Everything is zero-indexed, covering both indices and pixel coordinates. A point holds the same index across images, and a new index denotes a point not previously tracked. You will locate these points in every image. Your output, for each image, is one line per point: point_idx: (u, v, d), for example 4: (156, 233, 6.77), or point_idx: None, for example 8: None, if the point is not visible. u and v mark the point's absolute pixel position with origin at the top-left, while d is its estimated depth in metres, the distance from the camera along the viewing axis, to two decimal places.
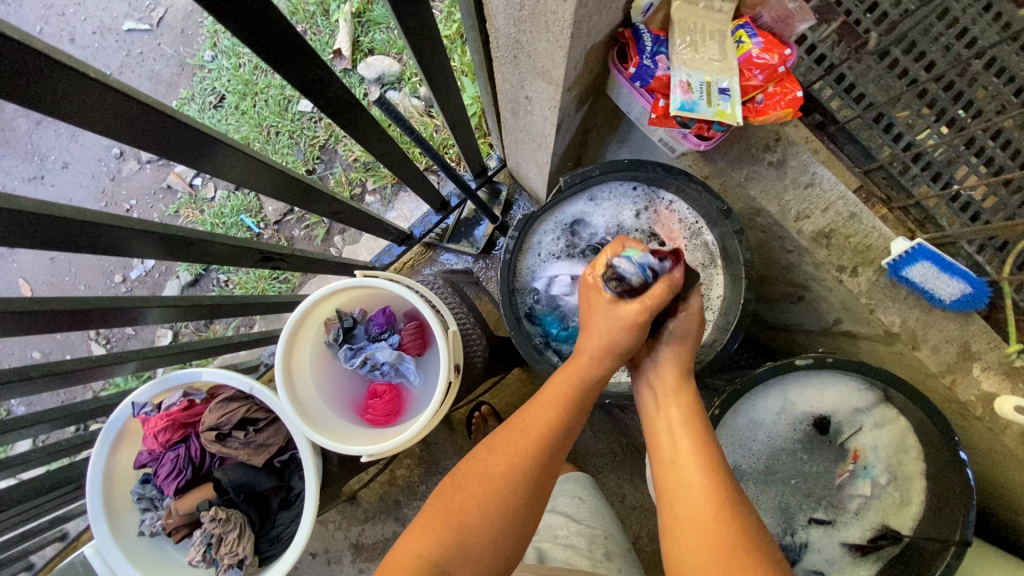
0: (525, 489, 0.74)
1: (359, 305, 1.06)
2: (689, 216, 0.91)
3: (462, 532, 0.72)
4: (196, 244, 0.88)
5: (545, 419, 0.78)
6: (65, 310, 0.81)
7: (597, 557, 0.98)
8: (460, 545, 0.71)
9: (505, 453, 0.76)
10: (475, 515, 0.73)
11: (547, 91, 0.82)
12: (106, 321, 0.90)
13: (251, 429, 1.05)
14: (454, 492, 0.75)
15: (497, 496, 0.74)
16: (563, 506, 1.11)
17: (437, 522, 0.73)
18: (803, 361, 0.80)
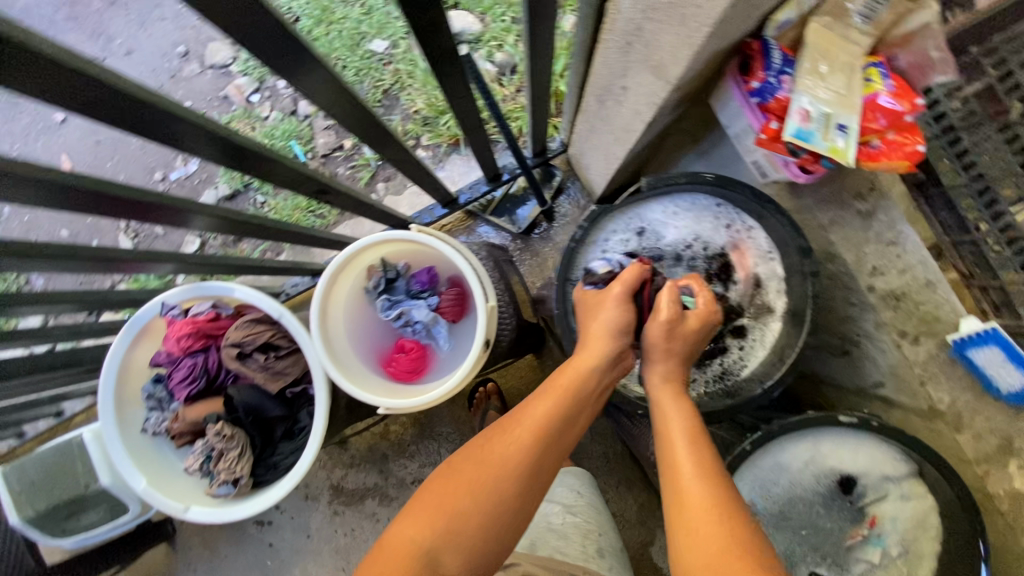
0: (517, 485, 0.72)
1: (406, 258, 1.04)
2: (767, 250, 0.85)
3: (455, 520, 0.70)
4: (260, 160, 0.86)
5: (541, 409, 0.76)
6: (123, 196, 0.79)
7: (588, 553, 1.01)
8: (451, 536, 0.69)
9: (503, 441, 0.75)
10: (469, 505, 0.71)
11: (651, 87, 0.79)
12: (153, 216, 0.88)
13: (273, 354, 1.06)
14: (449, 479, 0.73)
15: (488, 484, 0.72)
16: (560, 496, 1.13)
17: (433, 510, 0.71)
18: (847, 419, 0.79)
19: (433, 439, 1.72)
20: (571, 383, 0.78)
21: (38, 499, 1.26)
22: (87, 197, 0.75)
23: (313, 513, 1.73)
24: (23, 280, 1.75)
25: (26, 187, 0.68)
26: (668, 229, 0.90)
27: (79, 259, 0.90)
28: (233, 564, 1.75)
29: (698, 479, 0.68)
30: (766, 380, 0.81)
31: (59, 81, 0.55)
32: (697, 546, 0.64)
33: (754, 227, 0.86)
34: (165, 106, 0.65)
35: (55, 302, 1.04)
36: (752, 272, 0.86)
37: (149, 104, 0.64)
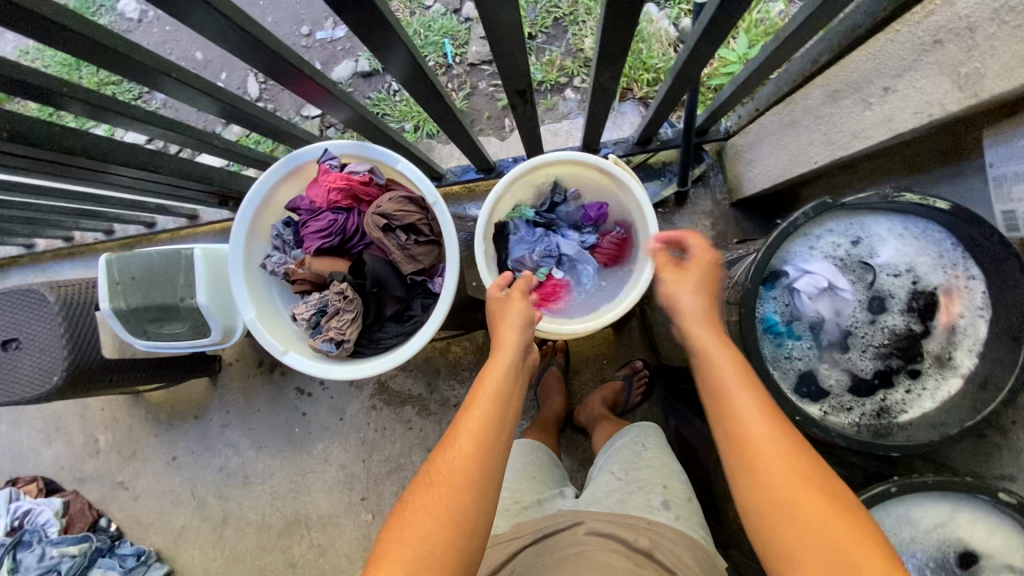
0: (472, 495, 0.70)
1: (576, 187, 1.02)
2: (980, 305, 0.79)
3: (421, 547, 0.67)
4: (500, 29, 0.81)
5: (474, 421, 0.75)
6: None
7: (652, 504, 0.93)
8: (427, 561, 0.66)
9: (449, 454, 0.73)
10: (433, 524, 0.68)
11: (935, 94, 0.74)
12: (367, 31, 0.84)
13: (413, 239, 1.04)
14: (407, 509, 0.70)
15: (447, 502, 0.69)
16: (619, 469, 1.05)
17: (397, 545, 0.67)
18: (1005, 496, 0.74)
19: None
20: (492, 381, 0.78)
21: (133, 294, 1.28)
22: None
23: (352, 400, 1.77)
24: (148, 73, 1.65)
25: None
26: (884, 250, 0.82)
27: (273, 54, 0.86)
28: (264, 419, 1.81)
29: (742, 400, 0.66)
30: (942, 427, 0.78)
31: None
32: (749, 465, 0.63)
33: (977, 275, 0.79)
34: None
35: (203, 93, 0.98)
36: (950, 321, 0.80)
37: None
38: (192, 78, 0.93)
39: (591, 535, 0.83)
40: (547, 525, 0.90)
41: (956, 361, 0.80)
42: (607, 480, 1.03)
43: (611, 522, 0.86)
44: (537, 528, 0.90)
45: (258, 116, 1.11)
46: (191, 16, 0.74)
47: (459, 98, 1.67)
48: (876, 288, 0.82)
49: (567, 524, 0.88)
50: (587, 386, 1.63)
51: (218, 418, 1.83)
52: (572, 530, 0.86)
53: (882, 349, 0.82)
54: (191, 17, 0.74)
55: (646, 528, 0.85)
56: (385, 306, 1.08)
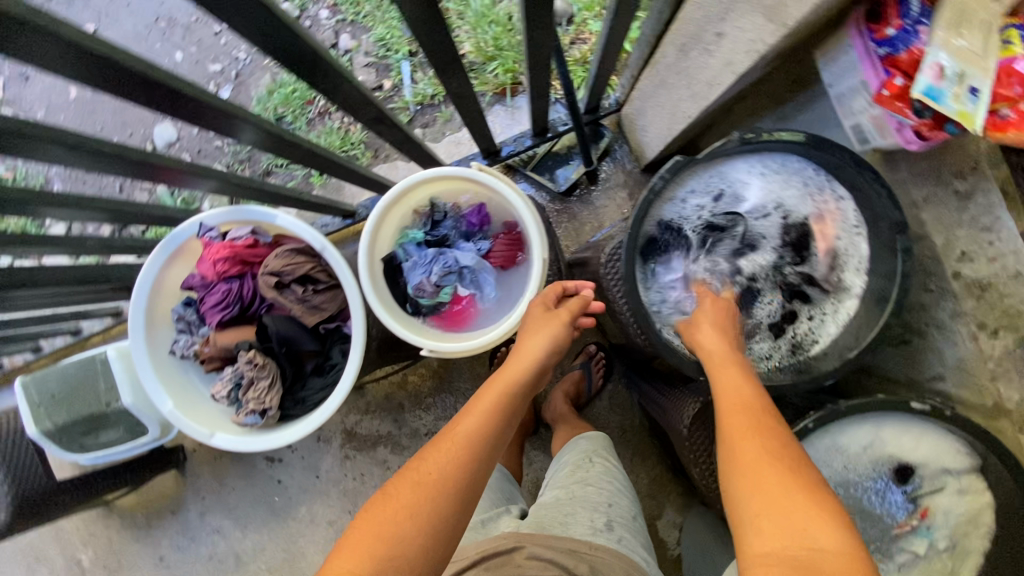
0: (455, 497, 0.65)
1: (455, 196, 1.00)
2: (854, 224, 0.79)
3: (393, 548, 0.60)
4: (329, 75, 0.79)
5: (470, 426, 0.71)
6: (187, 95, 0.73)
7: (596, 526, 0.94)
8: (395, 566, 0.59)
9: (441, 458, 0.67)
10: (410, 528, 0.61)
11: (758, 31, 0.73)
12: (205, 117, 0.81)
13: (311, 288, 1.02)
14: (384, 505, 0.64)
15: (428, 500, 0.64)
16: (565, 485, 1.06)
17: (366, 541, 0.61)
18: (918, 407, 0.72)
19: (451, 393, 1.70)
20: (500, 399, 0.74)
21: (58, 412, 1.23)
22: (143, 89, 0.69)
23: (325, 454, 1.73)
24: (41, 177, 1.64)
25: (67, 57, 0.59)
26: (748, 193, 0.83)
27: (127, 160, 0.83)
28: (242, 496, 1.75)
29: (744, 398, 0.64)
30: (850, 349, 0.77)
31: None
32: (736, 450, 0.59)
33: (842, 193, 0.79)
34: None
35: (80, 204, 0.95)
36: (827, 244, 0.81)
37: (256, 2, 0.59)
38: (66, 198, 0.92)
39: (530, 561, 0.83)
40: (486, 546, 0.88)
41: (843, 280, 0.80)
42: (552, 497, 1.04)
43: (552, 546, 0.86)
44: (476, 549, 0.88)
45: (141, 208, 1.08)
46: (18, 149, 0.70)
47: (353, 131, 1.65)
48: (751, 230, 0.83)
49: (507, 547, 0.87)
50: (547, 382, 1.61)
51: (196, 508, 1.77)
52: (512, 555, 0.85)
53: (772, 287, 0.83)
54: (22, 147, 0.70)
55: (587, 553, 0.87)
56: (303, 362, 1.06)
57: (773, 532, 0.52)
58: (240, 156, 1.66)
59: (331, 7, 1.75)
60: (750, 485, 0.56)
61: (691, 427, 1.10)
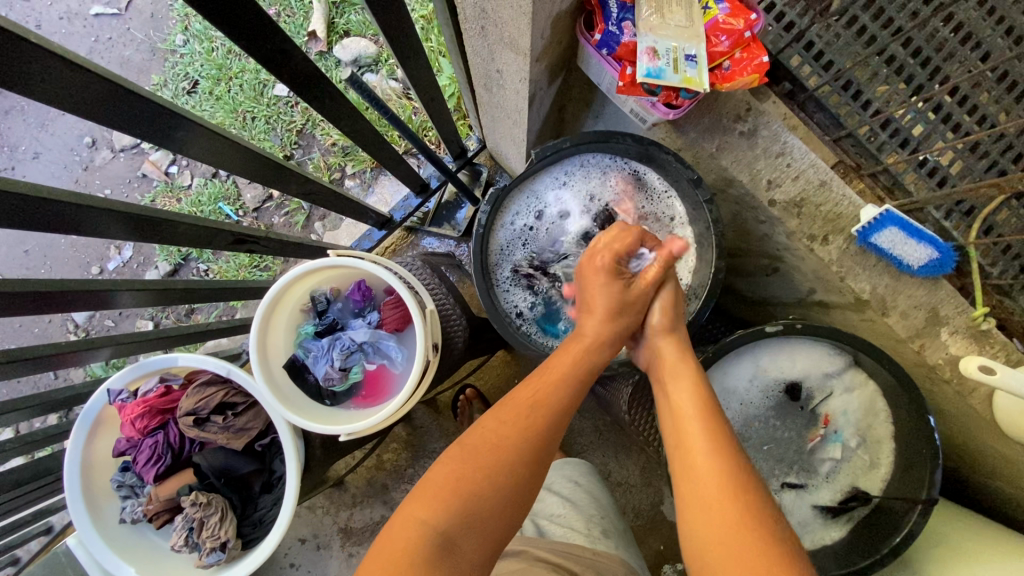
0: (529, 463, 0.70)
1: (331, 283, 1.05)
2: (662, 189, 0.87)
3: (469, 500, 0.66)
4: (160, 224, 0.83)
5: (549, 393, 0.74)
6: (28, 291, 0.77)
7: (593, 534, 0.92)
8: (469, 517, 0.65)
9: (518, 423, 0.71)
10: (485, 486, 0.67)
11: (516, 64, 0.81)
12: (61, 303, 0.84)
13: (231, 413, 1.05)
14: (463, 461, 0.69)
15: (506, 466, 0.68)
16: (558, 487, 1.02)
17: (444, 492, 0.66)
18: (772, 328, 0.78)
19: (429, 457, 1.70)
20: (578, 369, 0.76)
21: None
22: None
23: (328, 561, 1.67)
24: None
25: None
26: (567, 196, 0.89)
27: None
28: None
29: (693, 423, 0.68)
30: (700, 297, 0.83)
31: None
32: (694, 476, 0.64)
33: (640, 168, 0.88)
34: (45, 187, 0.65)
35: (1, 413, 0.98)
36: (646, 214, 0.87)
37: (27, 195, 0.63)
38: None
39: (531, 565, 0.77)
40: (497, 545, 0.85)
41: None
42: (550, 499, 1.00)
43: (559, 550, 0.81)
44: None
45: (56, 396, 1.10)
46: None
47: None
48: (578, 228, 0.90)
49: (513, 550, 0.82)
50: None
51: None
52: (517, 559, 0.79)
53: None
54: None
55: (590, 557, 0.82)
56: (250, 484, 1.09)
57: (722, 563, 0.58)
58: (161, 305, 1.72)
59: None
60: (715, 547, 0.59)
61: (630, 411, 1.16)
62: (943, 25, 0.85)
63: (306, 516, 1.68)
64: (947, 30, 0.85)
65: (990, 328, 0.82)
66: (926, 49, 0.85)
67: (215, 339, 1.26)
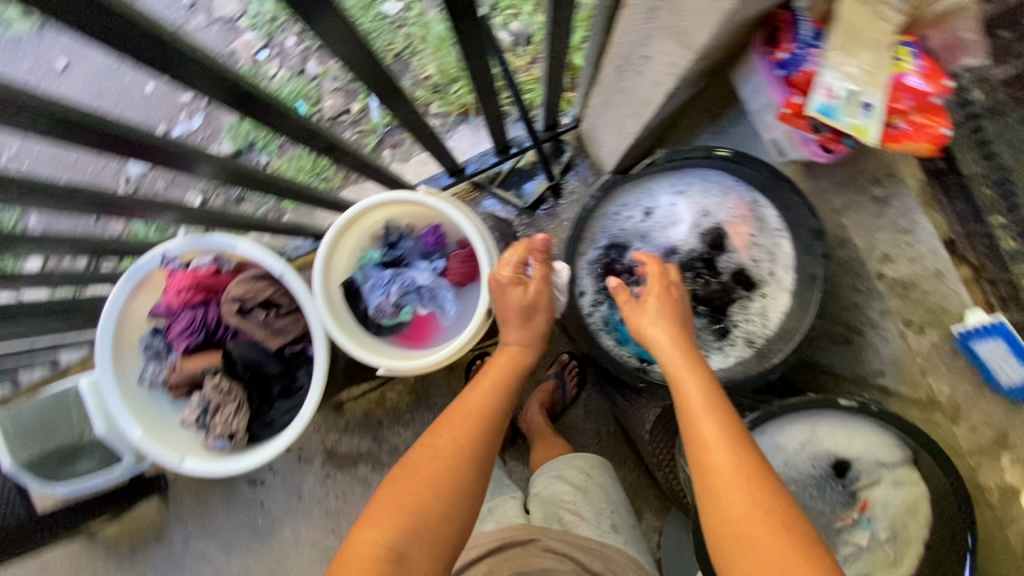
0: (471, 468, 0.72)
1: (409, 219, 1.03)
2: (777, 227, 0.82)
3: (415, 515, 0.68)
4: (265, 105, 0.81)
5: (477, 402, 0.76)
6: (123, 135, 0.76)
7: (601, 527, 0.92)
8: (418, 528, 0.68)
9: (453, 432, 0.73)
10: (431, 499, 0.69)
11: (673, 56, 0.77)
12: (149, 155, 0.83)
13: (274, 311, 1.05)
14: (405, 474, 0.71)
15: (448, 475, 0.71)
16: (569, 475, 1.03)
17: (390, 511, 0.68)
18: (845, 402, 0.76)
19: (428, 408, 1.71)
20: (507, 375, 0.78)
21: (33, 444, 1.25)
22: (61, 125, 0.69)
23: (306, 474, 1.71)
24: None
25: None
26: (677, 206, 0.86)
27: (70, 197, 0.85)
28: (224, 520, 1.71)
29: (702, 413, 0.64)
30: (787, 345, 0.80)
31: (75, 1, 0.51)
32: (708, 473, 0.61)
33: (761, 199, 0.83)
34: (184, 38, 0.62)
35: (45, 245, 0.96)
36: (749, 246, 0.84)
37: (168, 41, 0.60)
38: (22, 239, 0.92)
39: (548, 558, 0.84)
40: (502, 533, 0.87)
41: (765, 281, 0.83)
42: (560, 485, 1.01)
43: (575, 544, 0.86)
44: (492, 536, 0.87)
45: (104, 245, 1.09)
46: None
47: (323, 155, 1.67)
48: (676, 240, 0.86)
49: (523, 538, 0.86)
50: (525, 392, 1.62)
51: (179, 533, 1.72)
52: (531, 547, 0.85)
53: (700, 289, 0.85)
54: None
55: (600, 550, 0.87)
56: (270, 385, 1.09)
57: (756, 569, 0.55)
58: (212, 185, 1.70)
59: (297, 36, 1.80)
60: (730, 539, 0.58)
61: (652, 432, 1.12)
62: None
63: None
64: None
65: None
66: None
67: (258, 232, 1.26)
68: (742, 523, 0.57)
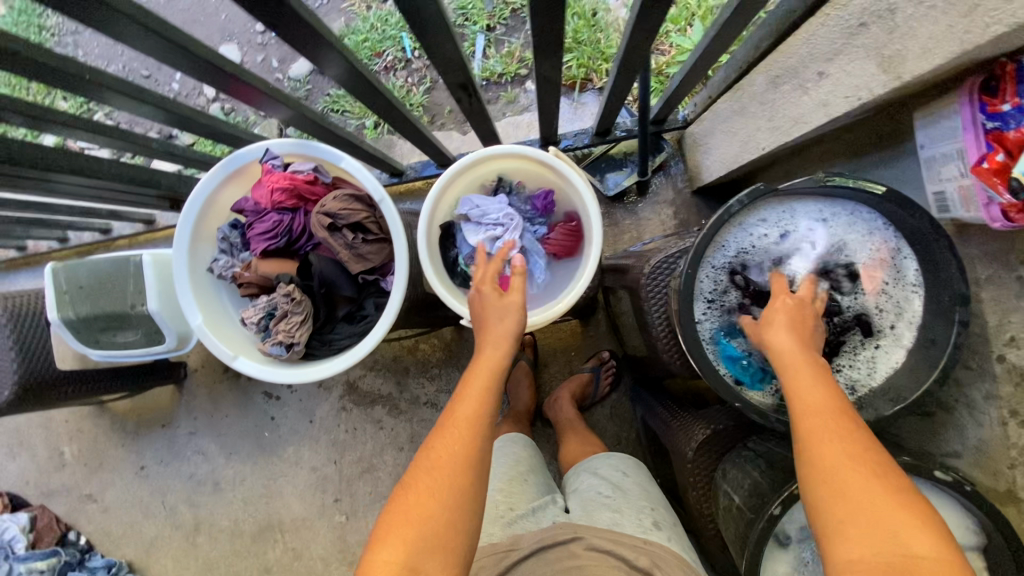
0: (470, 477, 0.68)
1: (523, 177, 1.00)
2: (913, 282, 0.80)
3: (420, 529, 0.64)
4: (429, 22, 0.77)
5: (467, 408, 0.72)
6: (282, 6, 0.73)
7: (645, 524, 0.95)
8: (430, 541, 0.63)
9: (449, 440, 0.70)
10: (436, 507, 0.65)
11: (865, 77, 0.73)
12: (296, 36, 0.81)
13: (361, 237, 1.03)
14: (407, 490, 0.67)
15: (448, 489, 0.66)
16: (606, 473, 1.10)
17: (399, 530, 0.64)
18: (941, 476, 0.75)
19: (457, 369, 1.69)
20: (489, 380, 0.74)
21: (82, 303, 1.24)
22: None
23: (322, 401, 1.70)
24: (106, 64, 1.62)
25: None
26: (814, 233, 0.83)
27: (199, 57, 0.83)
28: (233, 425, 1.71)
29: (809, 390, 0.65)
30: (893, 405, 0.77)
31: None
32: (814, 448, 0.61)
33: (904, 249, 0.80)
34: None
35: (141, 99, 0.93)
36: (877, 294, 0.81)
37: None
38: (127, 86, 0.89)
39: (592, 552, 0.85)
40: (543, 535, 0.90)
41: (883, 333, 0.81)
42: (596, 481, 1.08)
43: (619, 540, 0.88)
44: (534, 538, 0.90)
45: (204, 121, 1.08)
46: (108, 27, 0.72)
47: (418, 91, 1.62)
48: (804, 268, 0.83)
49: (565, 537, 0.88)
50: (558, 378, 1.60)
51: (186, 425, 1.72)
52: (575, 544, 0.87)
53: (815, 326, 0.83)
54: (112, 27, 0.72)
55: (644, 546, 0.88)
56: (337, 306, 1.07)
57: (869, 540, 0.55)
58: (300, 92, 1.62)
59: None
60: (831, 489, 0.59)
61: (697, 452, 1.09)
62: None
63: None
64: None
65: None
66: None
67: (338, 145, 1.25)
68: (856, 490, 0.57)
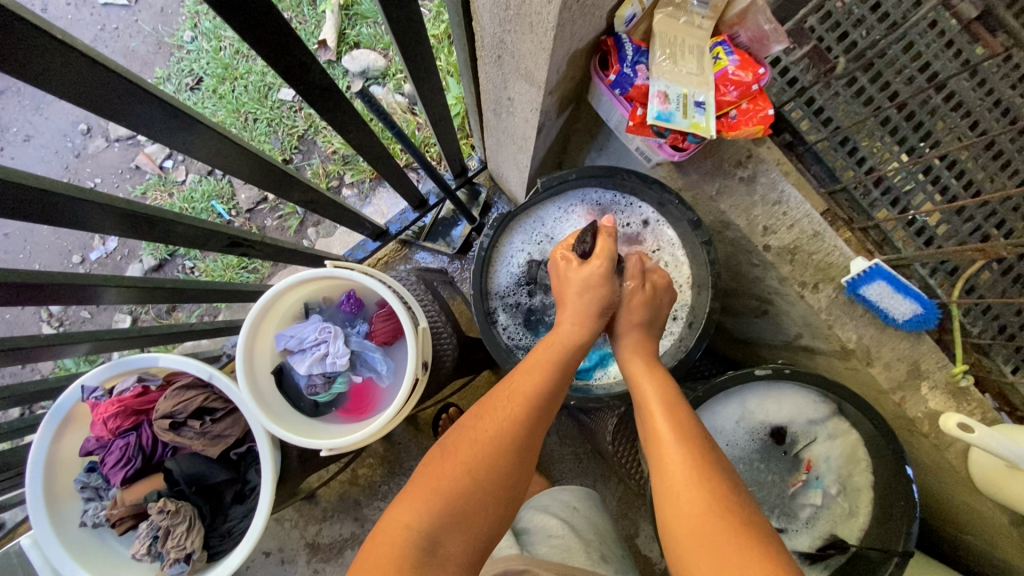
0: (511, 459, 0.72)
1: (324, 292, 1.05)
2: (655, 220, 0.96)
3: (451, 499, 0.68)
4: (157, 222, 0.81)
5: (530, 386, 0.76)
6: (20, 282, 0.72)
7: (593, 560, 0.93)
8: (455, 513, 0.68)
9: (498, 418, 0.74)
10: (476, 482, 0.70)
11: (529, 94, 0.82)
12: (56, 295, 0.80)
13: (208, 419, 1.02)
14: (445, 462, 0.72)
15: (489, 463, 0.71)
16: (556, 509, 1.02)
17: (424, 493, 0.69)
18: (762, 372, 0.87)
19: (405, 475, 1.65)
20: (552, 355, 0.79)
21: None
22: None
23: None
24: None
25: None
26: (563, 226, 0.98)
27: None
28: None
29: (662, 419, 0.73)
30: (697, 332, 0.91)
31: None
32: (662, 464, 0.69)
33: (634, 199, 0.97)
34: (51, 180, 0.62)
35: None
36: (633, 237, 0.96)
37: (29, 183, 0.61)
38: None
39: None
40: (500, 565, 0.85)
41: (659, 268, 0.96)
42: (549, 520, 1.00)
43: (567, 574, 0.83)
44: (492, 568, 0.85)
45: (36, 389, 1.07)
46: None
47: None
48: None
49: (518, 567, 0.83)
50: None
51: None
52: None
53: None
54: None
55: None
56: (222, 492, 1.07)
57: (693, 551, 0.62)
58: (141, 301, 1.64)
59: None
60: (667, 497, 0.66)
61: (614, 440, 1.12)
62: (934, 93, 0.92)
63: (273, 528, 1.61)
64: (938, 96, 0.93)
65: (968, 385, 0.86)
66: (920, 113, 0.93)
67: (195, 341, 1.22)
68: (687, 503, 0.64)
